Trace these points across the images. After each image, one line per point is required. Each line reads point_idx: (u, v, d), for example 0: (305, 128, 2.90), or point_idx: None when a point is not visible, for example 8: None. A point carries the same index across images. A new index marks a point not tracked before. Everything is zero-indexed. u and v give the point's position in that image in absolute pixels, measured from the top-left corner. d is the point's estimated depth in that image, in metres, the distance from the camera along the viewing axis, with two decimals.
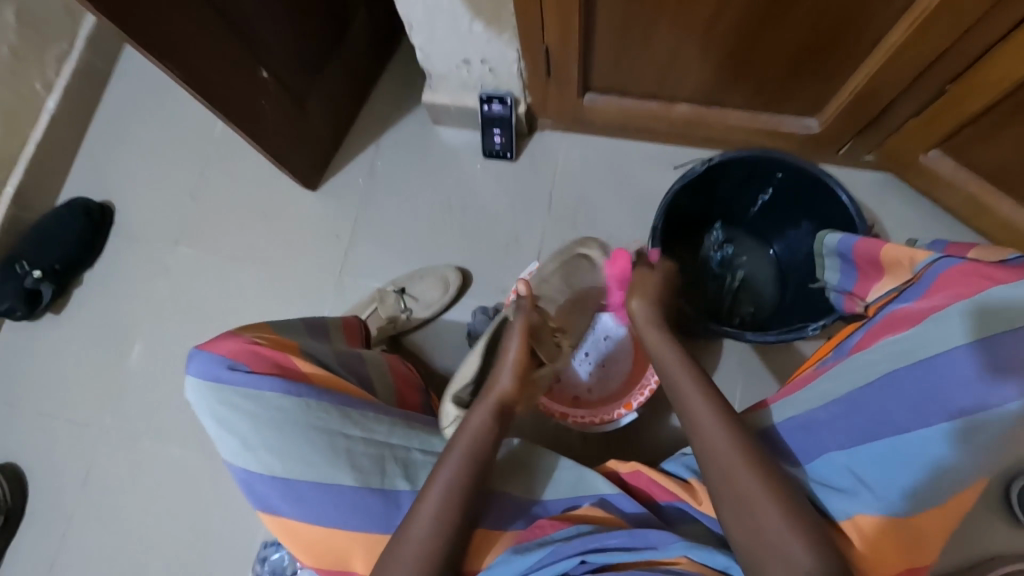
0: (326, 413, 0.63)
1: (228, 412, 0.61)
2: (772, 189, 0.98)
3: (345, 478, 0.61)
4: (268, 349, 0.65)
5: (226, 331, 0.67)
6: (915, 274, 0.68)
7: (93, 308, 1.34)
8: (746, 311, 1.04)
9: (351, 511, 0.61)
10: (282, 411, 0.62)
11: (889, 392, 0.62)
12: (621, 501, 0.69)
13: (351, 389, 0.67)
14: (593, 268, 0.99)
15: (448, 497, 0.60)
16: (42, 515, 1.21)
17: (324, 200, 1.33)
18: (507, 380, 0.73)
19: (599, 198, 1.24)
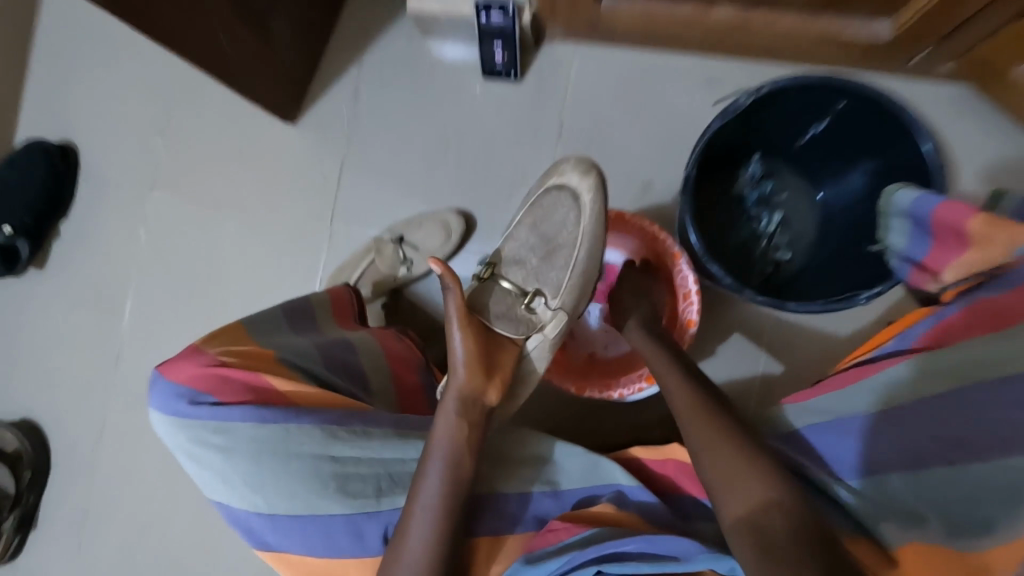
0: (308, 438, 0.54)
1: (198, 447, 0.53)
2: (829, 118, 0.82)
3: (336, 507, 0.53)
4: (237, 371, 0.56)
5: (188, 351, 0.58)
6: (1009, 261, 0.59)
7: (75, 262, 1.26)
8: (781, 257, 0.92)
9: (345, 538, 0.54)
10: (257, 442, 0.53)
11: (949, 407, 0.57)
12: (641, 494, 0.65)
13: (335, 400, 0.57)
14: (574, 204, 0.69)
15: (440, 501, 0.54)
16: (66, 469, 1.23)
17: (305, 135, 1.17)
18: (463, 372, 0.60)
19: (618, 123, 1.07)
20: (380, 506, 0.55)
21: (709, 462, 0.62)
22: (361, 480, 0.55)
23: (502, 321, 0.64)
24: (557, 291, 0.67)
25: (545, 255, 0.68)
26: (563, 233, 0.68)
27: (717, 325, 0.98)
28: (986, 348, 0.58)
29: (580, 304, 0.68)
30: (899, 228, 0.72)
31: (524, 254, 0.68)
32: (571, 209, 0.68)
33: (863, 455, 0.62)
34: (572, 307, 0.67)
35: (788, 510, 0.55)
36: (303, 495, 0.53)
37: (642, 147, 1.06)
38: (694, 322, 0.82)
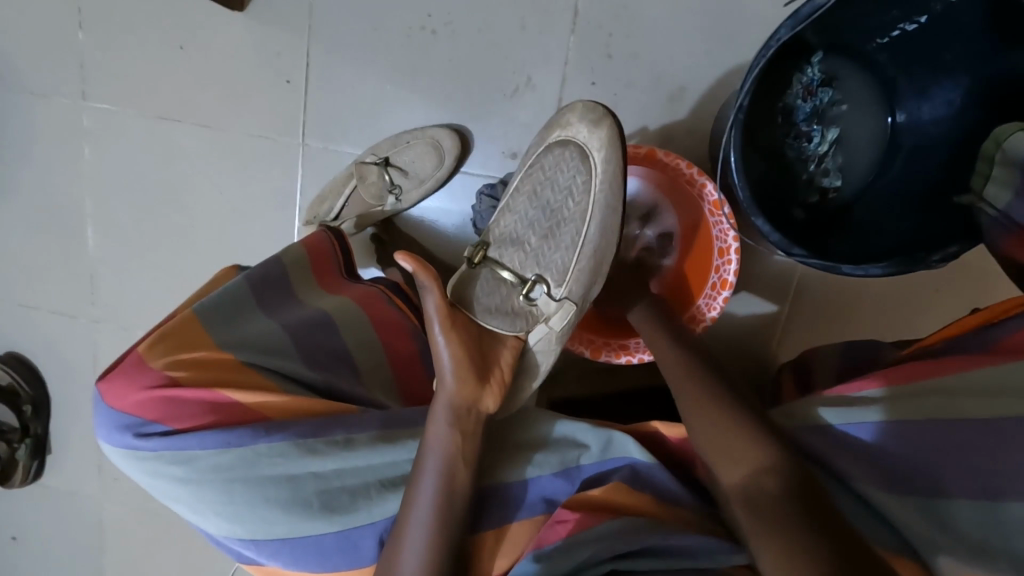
0: (280, 457, 0.48)
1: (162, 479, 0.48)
2: (930, 15, 0.65)
3: (324, 524, 0.48)
4: (189, 391, 0.50)
5: (136, 367, 0.52)
6: None
7: (21, 186, 1.11)
8: (829, 184, 0.77)
9: (334, 553, 0.49)
10: (223, 469, 0.47)
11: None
12: (655, 472, 0.59)
13: (310, 410, 0.52)
14: (579, 163, 0.58)
15: (436, 511, 0.49)
16: (66, 401, 1.22)
17: (260, 26, 0.96)
18: (449, 380, 0.52)
19: (648, 9, 0.85)
20: (372, 517, 0.50)
21: (721, 455, 0.55)
22: (347, 493, 0.50)
23: (495, 315, 0.56)
24: (563, 276, 0.57)
25: (548, 231, 0.58)
26: (569, 203, 0.58)
27: (746, 261, 0.88)
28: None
29: (590, 290, 0.58)
30: (1006, 178, 0.55)
31: (523, 232, 0.59)
32: (577, 172, 0.58)
33: (914, 464, 0.50)
34: (580, 295, 0.57)
35: (788, 476, 0.51)
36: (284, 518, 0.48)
37: (676, 41, 0.85)
38: (729, 284, 0.72)
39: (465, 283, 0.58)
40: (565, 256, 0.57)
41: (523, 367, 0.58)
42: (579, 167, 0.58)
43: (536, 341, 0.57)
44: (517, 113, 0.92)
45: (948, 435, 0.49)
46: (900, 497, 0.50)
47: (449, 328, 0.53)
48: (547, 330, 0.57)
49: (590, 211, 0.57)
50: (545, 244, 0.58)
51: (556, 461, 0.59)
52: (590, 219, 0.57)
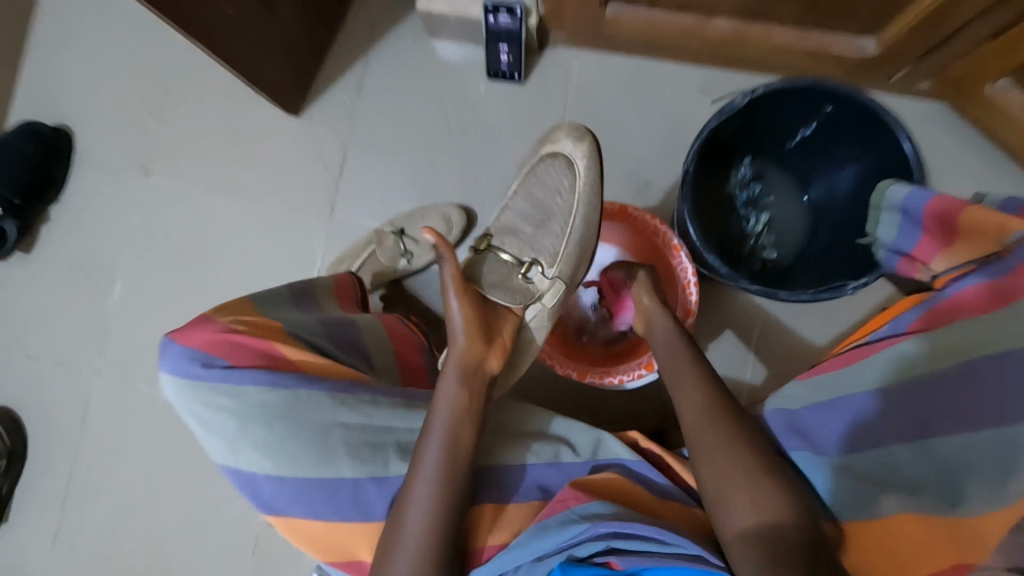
0: (317, 405, 0.54)
1: (207, 411, 0.54)
2: (817, 123, 0.87)
3: (346, 471, 0.54)
4: (247, 337, 0.56)
5: (201, 315, 0.58)
6: (1003, 248, 0.54)
7: (59, 244, 1.21)
8: (769, 256, 0.96)
9: (351, 504, 0.55)
10: (268, 407, 0.53)
11: (967, 384, 0.50)
12: (641, 468, 0.66)
13: (345, 376, 0.58)
14: (568, 171, 0.74)
15: (440, 468, 0.55)
16: (46, 455, 1.20)
17: (308, 126, 1.17)
18: (464, 339, 0.63)
19: (619, 125, 1.09)
20: (387, 473, 0.56)
21: (730, 471, 0.59)
22: (369, 448, 0.56)
23: (499, 290, 0.70)
24: (553, 258, 0.72)
25: (541, 222, 0.73)
26: (558, 200, 0.74)
27: (707, 321, 1.02)
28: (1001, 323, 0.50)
29: (575, 270, 0.74)
30: (891, 221, 0.69)
31: (520, 223, 0.74)
32: (564, 176, 0.74)
33: (849, 427, 0.56)
34: (569, 274, 0.73)
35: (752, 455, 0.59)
36: (311, 461, 0.53)
37: (641, 150, 1.09)
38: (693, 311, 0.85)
39: (474, 263, 0.72)
40: (554, 243, 0.73)
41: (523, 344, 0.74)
42: (565, 173, 0.74)
43: (530, 319, 0.72)
44: None
45: (877, 397, 0.55)
46: (844, 458, 0.56)
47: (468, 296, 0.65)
48: (541, 309, 0.72)
49: (575, 208, 0.72)
50: (539, 233, 0.73)
51: (550, 452, 0.65)
52: (574, 213, 0.73)
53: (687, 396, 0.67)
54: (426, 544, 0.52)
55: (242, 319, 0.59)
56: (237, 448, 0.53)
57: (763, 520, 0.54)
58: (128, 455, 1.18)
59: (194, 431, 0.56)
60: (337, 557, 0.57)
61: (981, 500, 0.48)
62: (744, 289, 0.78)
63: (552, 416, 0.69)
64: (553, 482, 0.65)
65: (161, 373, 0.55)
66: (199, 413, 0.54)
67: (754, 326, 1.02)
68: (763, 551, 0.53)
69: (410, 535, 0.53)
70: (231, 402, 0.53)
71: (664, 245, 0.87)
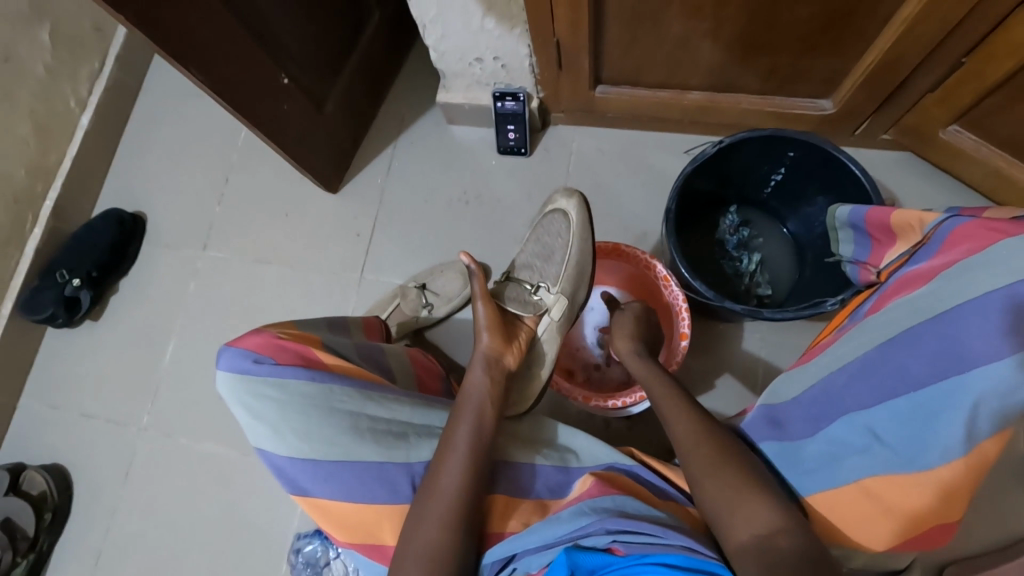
0: (347, 396, 0.68)
1: (255, 400, 0.67)
2: (785, 168, 0.99)
3: (372, 454, 0.68)
4: (291, 343, 0.71)
5: (252, 329, 0.73)
6: (925, 236, 0.66)
7: (120, 312, 1.34)
8: (763, 291, 1.05)
9: (377, 484, 0.68)
10: (306, 397, 0.67)
11: (907, 347, 0.59)
12: (638, 471, 0.73)
13: (369, 378, 0.73)
14: (567, 218, 0.92)
15: (468, 446, 0.69)
16: (86, 512, 1.24)
17: (344, 201, 1.32)
18: (489, 337, 0.82)
19: (616, 187, 1.23)
20: (409, 460, 0.70)
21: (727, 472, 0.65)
22: (392, 436, 0.70)
23: (513, 302, 0.89)
24: (556, 280, 0.89)
25: (544, 257, 0.92)
26: (557, 241, 0.91)
27: (712, 359, 1.07)
28: (925, 297, 0.60)
29: (575, 289, 0.90)
30: (848, 237, 0.83)
31: (530, 259, 0.93)
32: (564, 223, 0.92)
33: (819, 404, 0.67)
34: (570, 292, 0.89)
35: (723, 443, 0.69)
36: (341, 443, 0.67)
37: (637, 207, 1.21)
38: (686, 334, 0.94)
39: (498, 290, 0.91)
40: (557, 269, 0.90)
41: (534, 356, 0.89)
42: (564, 219, 0.92)
43: (542, 329, 0.89)
44: None
45: (841, 372, 0.65)
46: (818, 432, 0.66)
47: (491, 305, 0.84)
48: (551, 319, 0.89)
49: (573, 241, 0.91)
50: (545, 264, 0.91)
51: (557, 457, 0.75)
52: (572, 245, 0.90)
53: (664, 392, 0.79)
54: (455, 492, 0.66)
55: (284, 332, 0.74)
56: (279, 433, 0.66)
57: (758, 535, 0.58)
58: (162, 510, 1.22)
59: (239, 421, 0.69)
60: (357, 536, 0.69)
61: (936, 452, 0.56)
62: (731, 310, 0.89)
63: (557, 424, 0.79)
64: (564, 481, 0.73)
65: (217, 370, 0.68)
66: (248, 401, 0.67)
67: (759, 361, 1.06)
68: (760, 561, 0.56)
69: (441, 487, 0.66)
70: (274, 393, 0.66)
71: (656, 278, 0.99)
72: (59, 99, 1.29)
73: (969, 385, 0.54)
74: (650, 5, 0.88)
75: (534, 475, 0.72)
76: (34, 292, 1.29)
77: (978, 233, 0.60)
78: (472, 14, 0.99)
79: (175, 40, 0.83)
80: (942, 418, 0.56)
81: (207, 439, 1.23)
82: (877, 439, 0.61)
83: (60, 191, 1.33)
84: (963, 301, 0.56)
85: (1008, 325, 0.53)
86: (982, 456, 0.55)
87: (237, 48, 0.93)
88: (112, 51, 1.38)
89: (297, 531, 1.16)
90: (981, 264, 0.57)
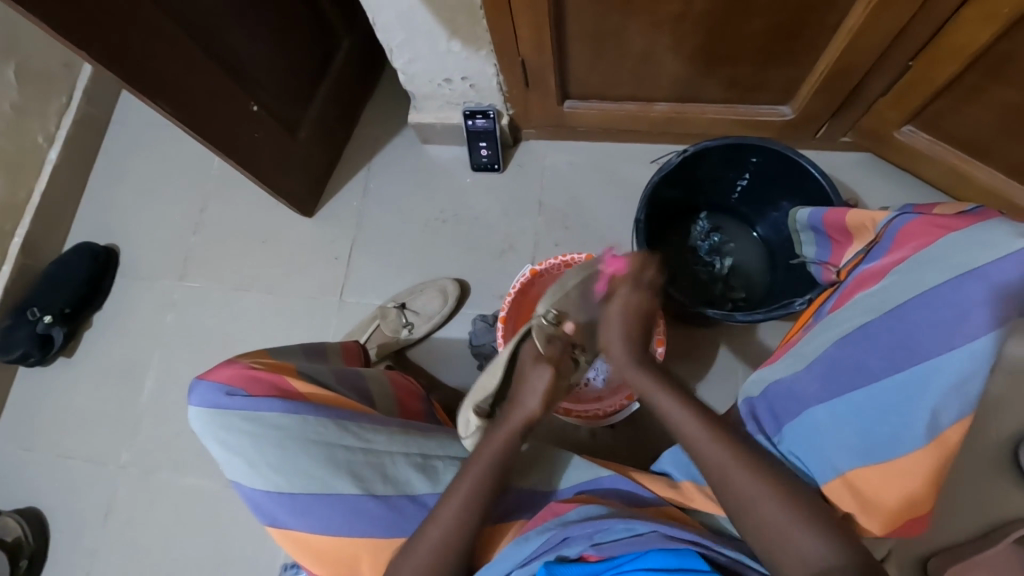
0: (323, 427, 0.68)
1: (230, 434, 0.67)
2: (750, 173, 1.02)
3: (348, 487, 0.67)
4: (264, 373, 0.71)
5: (224, 360, 0.73)
6: (878, 235, 0.71)
7: (94, 348, 1.32)
8: (737, 296, 1.07)
9: (355, 517, 0.67)
10: (281, 430, 0.67)
11: (865, 344, 0.63)
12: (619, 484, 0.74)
13: (346, 406, 0.73)
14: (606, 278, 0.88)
15: (466, 497, 0.67)
16: (65, 557, 1.20)
17: (319, 225, 1.31)
18: (535, 404, 0.73)
19: (589, 198, 1.24)
20: (387, 491, 0.69)
21: (717, 475, 0.66)
22: (369, 468, 0.69)
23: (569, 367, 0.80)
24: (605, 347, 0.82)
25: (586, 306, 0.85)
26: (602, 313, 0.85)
27: (694, 364, 1.08)
28: (882, 293, 0.64)
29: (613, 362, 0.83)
30: (809, 238, 0.86)
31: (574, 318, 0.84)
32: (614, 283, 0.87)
33: (783, 402, 0.70)
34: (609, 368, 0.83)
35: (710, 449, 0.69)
36: (317, 475, 0.67)
37: (611, 217, 1.23)
38: (662, 341, 0.97)
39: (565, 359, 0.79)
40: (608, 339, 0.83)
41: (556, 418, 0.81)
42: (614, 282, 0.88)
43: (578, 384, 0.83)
44: (504, 268, 1.23)
45: (809, 371, 0.68)
46: (789, 429, 0.68)
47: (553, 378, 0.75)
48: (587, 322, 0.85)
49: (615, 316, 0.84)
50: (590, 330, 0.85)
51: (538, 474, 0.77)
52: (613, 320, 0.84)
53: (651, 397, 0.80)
54: (446, 538, 0.65)
55: (258, 362, 0.74)
56: (255, 467, 0.66)
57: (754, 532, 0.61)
58: (144, 549, 1.18)
59: (214, 454, 0.69)
60: (334, 569, 0.69)
61: (904, 439, 0.60)
62: (705, 315, 0.92)
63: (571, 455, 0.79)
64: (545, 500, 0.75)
65: (190, 405, 0.69)
66: (223, 435, 0.67)
67: (738, 366, 1.08)
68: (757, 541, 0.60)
69: (439, 526, 0.65)
70: (249, 425, 0.66)
71: None
72: (26, 135, 1.28)
73: (931, 374, 0.58)
74: (610, 22, 0.90)
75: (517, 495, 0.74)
76: (4, 332, 1.26)
77: (926, 230, 0.64)
78: (439, 38, 1.01)
79: (140, 74, 0.83)
80: (908, 407, 0.59)
81: (189, 472, 1.21)
82: (839, 433, 0.64)
83: (30, 228, 1.31)
84: (913, 297, 0.60)
85: (952, 315, 0.57)
86: (955, 432, 0.58)
87: (205, 78, 0.94)
88: (80, 85, 1.37)
89: (285, 562, 1.14)
90: (929, 260, 0.61)
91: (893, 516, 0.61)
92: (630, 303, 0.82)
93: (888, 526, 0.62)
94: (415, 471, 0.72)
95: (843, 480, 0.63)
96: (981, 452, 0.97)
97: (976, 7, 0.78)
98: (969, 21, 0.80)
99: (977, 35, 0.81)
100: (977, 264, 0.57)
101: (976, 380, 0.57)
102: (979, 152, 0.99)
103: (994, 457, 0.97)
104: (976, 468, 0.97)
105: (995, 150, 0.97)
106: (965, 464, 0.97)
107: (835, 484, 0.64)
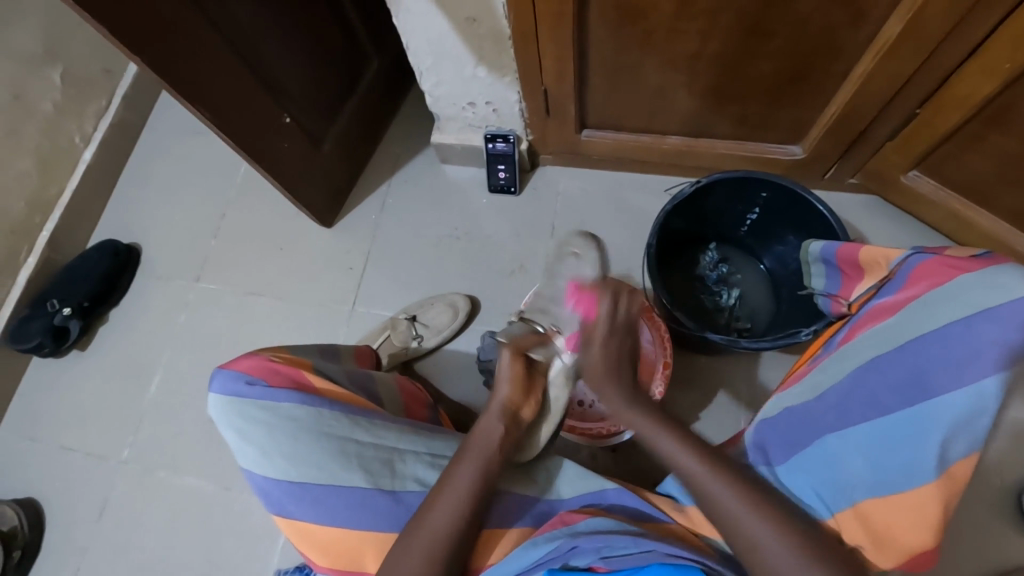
0: (338, 421, 0.70)
1: (246, 422, 0.68)
2: (758, 208, 1.05)
3: (358, 480, 0.68)
4: (283, 365, 0.73)
5: (246, 352, 0.75)
6: (892, 271, 0.73)
7: (107, 342, 1.34)
8: (743, 326, 1.08)
9: (363, 512, 0.68)
10: (296, 421, 0.69)
11: (875, 375, 0.66)
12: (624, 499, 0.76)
13: (359, 403, 0.75)
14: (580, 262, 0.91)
15: (467, 492, 0.69)
16: (58, 549, 1.20)
17: (337, 235, 1.35)
18: (507, 389, 0.79)
19: (601, 224, 1.28)
20: (395, 489, 0.70)
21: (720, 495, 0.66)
22: (379, 463, 0.71)
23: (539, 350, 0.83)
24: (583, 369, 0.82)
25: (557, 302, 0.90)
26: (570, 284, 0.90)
27: (698, 392, 1.10)
28: (894, 328, 0.67)
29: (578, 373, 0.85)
30: (819, 271, 0.88)
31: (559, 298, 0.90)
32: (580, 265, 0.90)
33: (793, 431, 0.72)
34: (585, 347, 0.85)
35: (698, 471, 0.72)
36: (330, 467, 0.68)
37: (621, 243, 1.26)
38: (668, 364, 0.99)
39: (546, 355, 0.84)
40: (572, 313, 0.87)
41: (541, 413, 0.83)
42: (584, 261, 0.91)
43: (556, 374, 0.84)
44: (514, 287, 1.26)
45: (822, 401, 0.70)
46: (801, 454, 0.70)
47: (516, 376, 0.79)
48: (561, 364, 0.83)
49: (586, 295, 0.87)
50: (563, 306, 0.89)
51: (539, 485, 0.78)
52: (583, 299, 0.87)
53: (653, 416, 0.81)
54: (446, 531, 0.66)
55: (278, 356, 0.76)
56: (268, 455, 0.68)
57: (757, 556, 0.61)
58: (138, 545, 1.18)
59: (228, 441, 0.70)
60: (338, 561, 0.70)
61: (914, 474, 0.61)
62: (710, 340, 0.94)
63: (562, 459, 0.81)
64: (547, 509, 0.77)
65: (209, 392, 0.70)
66: (238, 423, 0.69)
67: (740, 396, 1.09)
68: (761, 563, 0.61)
69: (437, 520, 0.67)
70: (266, 414, 0.68)
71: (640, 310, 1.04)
72: (64, 134, 1.34)
73: (938, 408, 0.60)
74: (629, 57, 0.95)
75: (520, 506, 0.75)
76: (23, 322, 1.29)
77: (939, 269, 0.66)
78: (466, 64, 1.06)
79: (184, 82, 0.88)
80: (920, 443, 0.61)
81: (189, 472, 1.21)
82: (849, 461, 0.66)
83: (58, 223, 1.36)
84: (925, 332, 0.63)
85: (963, 354, 0.60)
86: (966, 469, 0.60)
87: (243, 89, 0.99)
88: (119, 92, 1.43)
89: (277, 567, 1.13)
90: (939, 298, 0.64)
91: (888, 549, 0.63)
92: (613, 350, 0.79)
93: (898, 561, 0.64)
94: (423, 473, 0.73)
95: (853, 511, 0.65)
96: (980, 495, 0.97)
97: (980, 60, 0.82)
98: (973, 73, 0.84)
99: (979, 87, 0.85)
100: (988, 305, 0.59)
101: (982, 419, 0.58)
102: (982, 199, 1.02)
103: (995, 502, 0.97)
104: (976, 512, 0.97)
105: (999, 198, 0.99)
106: (966, 506, 0.97)
107: (843, 510, 0.65)
